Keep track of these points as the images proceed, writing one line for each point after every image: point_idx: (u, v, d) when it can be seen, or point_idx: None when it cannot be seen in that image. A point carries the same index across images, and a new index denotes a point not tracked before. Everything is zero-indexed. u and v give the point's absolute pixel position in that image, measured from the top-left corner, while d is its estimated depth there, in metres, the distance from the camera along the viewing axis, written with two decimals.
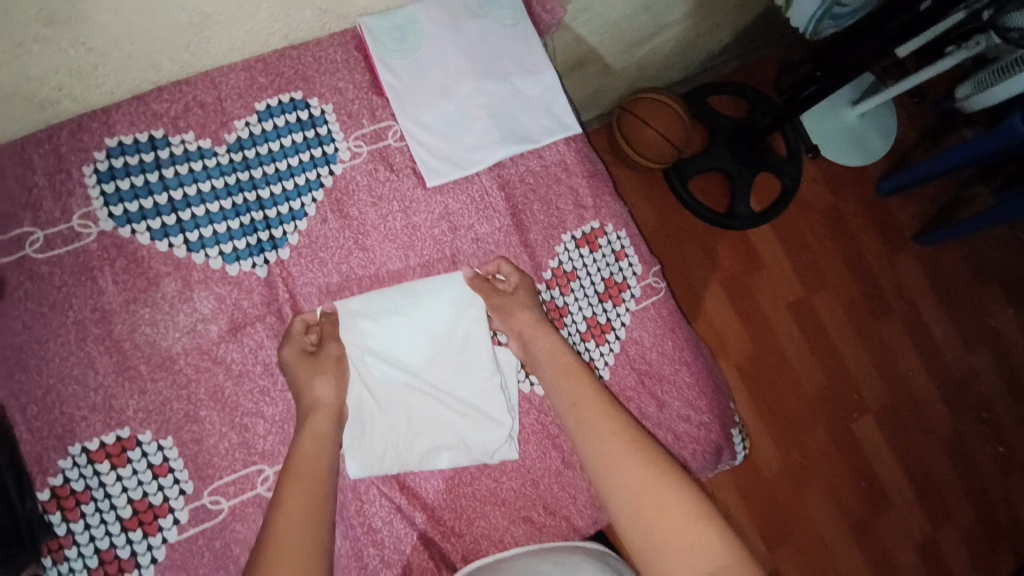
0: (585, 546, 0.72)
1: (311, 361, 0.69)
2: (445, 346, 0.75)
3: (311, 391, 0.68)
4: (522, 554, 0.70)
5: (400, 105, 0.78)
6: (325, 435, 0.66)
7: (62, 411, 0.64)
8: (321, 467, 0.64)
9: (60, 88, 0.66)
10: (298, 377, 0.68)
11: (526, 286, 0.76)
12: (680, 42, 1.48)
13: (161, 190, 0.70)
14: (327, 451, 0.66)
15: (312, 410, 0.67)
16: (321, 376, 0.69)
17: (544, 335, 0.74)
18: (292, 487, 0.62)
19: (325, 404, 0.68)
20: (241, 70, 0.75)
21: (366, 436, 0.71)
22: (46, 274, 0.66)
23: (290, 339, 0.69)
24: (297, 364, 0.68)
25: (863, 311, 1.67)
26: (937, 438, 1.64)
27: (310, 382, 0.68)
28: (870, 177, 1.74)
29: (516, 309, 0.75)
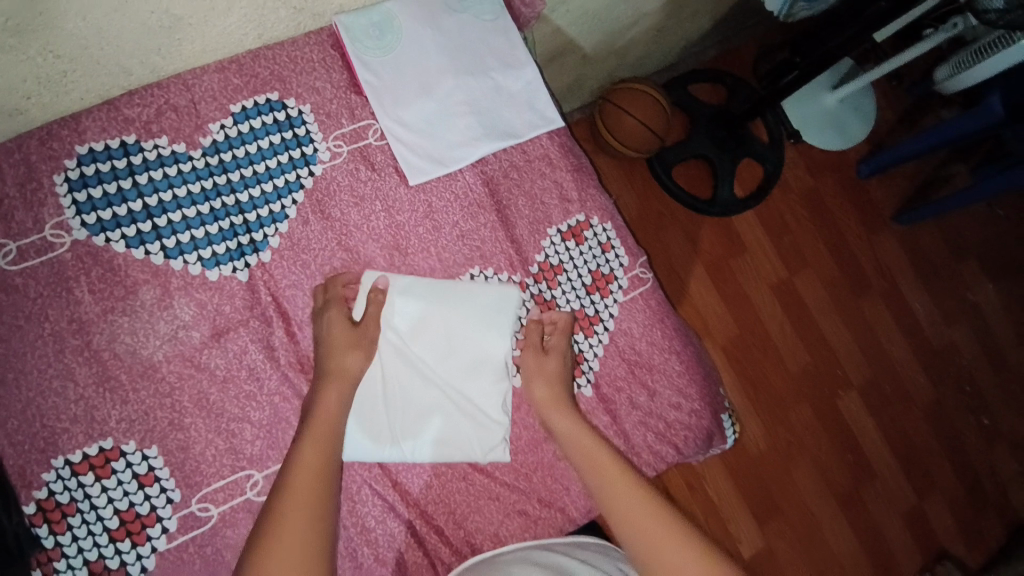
0: (582, 542, 0.74)
1: (350, 330, 0.68)
2: (451, 340, 0.74)
3: (341, 360, 0.67)
4: (523, 549, 0.71)
5: (379, 104, 0.77)
6: (343, 403, 0.65)
7: (43, 424, 0.63)
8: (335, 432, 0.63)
9: (29, 96, 0.64)
10: (331, 341, 0.67)
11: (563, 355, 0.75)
12: (660, 32, 1.48)
13: (135, 196, 0.69)
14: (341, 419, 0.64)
15: (333, 376, 0.66)
16: (354, 352, 0.67)
17: (567, 419, 0.71)
18: (307, 447, 0.60)
19: (348, 377, 0.66)
20: (215, 72, 0.74)
21: (366, 408, 0.71)
22: (21, 286, 0.64)
23: (336, 303, 0.70)
24: (335, 325, 0.68)
25: (847, 292, 1.68)
26: (924, 414, 1.67)
27: (342, 351, 0.67)
28: (850, 161, 1.76)
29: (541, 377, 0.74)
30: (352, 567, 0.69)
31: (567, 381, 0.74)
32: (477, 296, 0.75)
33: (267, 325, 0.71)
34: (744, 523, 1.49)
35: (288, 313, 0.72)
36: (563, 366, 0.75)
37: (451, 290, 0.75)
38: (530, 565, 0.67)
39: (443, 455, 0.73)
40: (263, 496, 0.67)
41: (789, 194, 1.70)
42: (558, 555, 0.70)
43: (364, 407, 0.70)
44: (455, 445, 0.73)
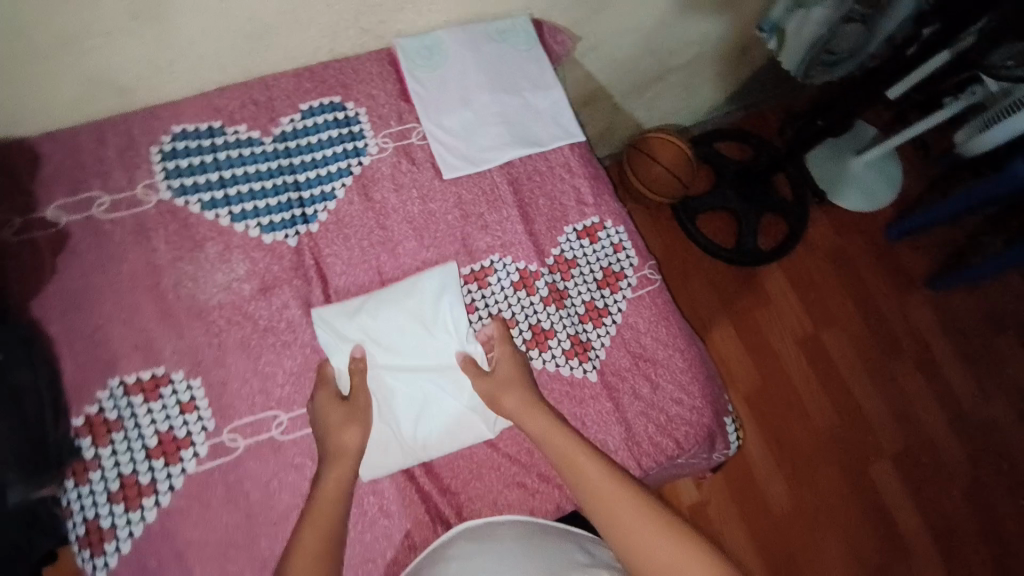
0: (574, 531, 0.72)
1: (342, 407, 0.72)
2: (417, 335, 0.78)
3: (337, 438, 0.70)
4: (518, 523, 0.71)
5: (424, 111, 0.90)
6: (343, 481, 0.67)
7: (107, 347, 0.72)
8: (336, 512, 0.65)
9: (140, 79, 0.79)
10: (325, 420, 0.71)
11: (507, 357, 0.77)
12: (685, 87, 1.61)
13: (214, 169, 0.81)
14: (342, 501, 0.66)
15: (336, 456, 0.69)
16: (349, 425, 0.71)
17: (534, 418, 0.73)
18: (308, 532, 0.63)
19: (347, 454, 0.69)
20: (291, 76, 0.88)
21: (374, 450, 0.74)
22: (109, 231, 0.76)
23: (324, 382, 0.74)
24: (327, 407, 0.72)
25: (875, 351, 1.68)
26: (958, 486, 1.58)
27: (337, 428, 0.71)
28: (872, 218, 1.80)
29: (504, 390, 0.75)
30: (357, 514, 0.73)
31: (523, 377, 0.76)
32: (435, 278, 0.81)
33: (308, 285, 0.80)
34: None
35: (326, 277, 0.81)
36: (518, 369, 0.77)
37: (389, 287, 0.80)
38: (521, 543, 0.67)
39: (453, 443, 0.77)
40: (286, 436, 0.73)
41: (809, 245, 1.75)
42: (553, 534, 0.69)
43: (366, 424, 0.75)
44: (458, 426, 0.77)
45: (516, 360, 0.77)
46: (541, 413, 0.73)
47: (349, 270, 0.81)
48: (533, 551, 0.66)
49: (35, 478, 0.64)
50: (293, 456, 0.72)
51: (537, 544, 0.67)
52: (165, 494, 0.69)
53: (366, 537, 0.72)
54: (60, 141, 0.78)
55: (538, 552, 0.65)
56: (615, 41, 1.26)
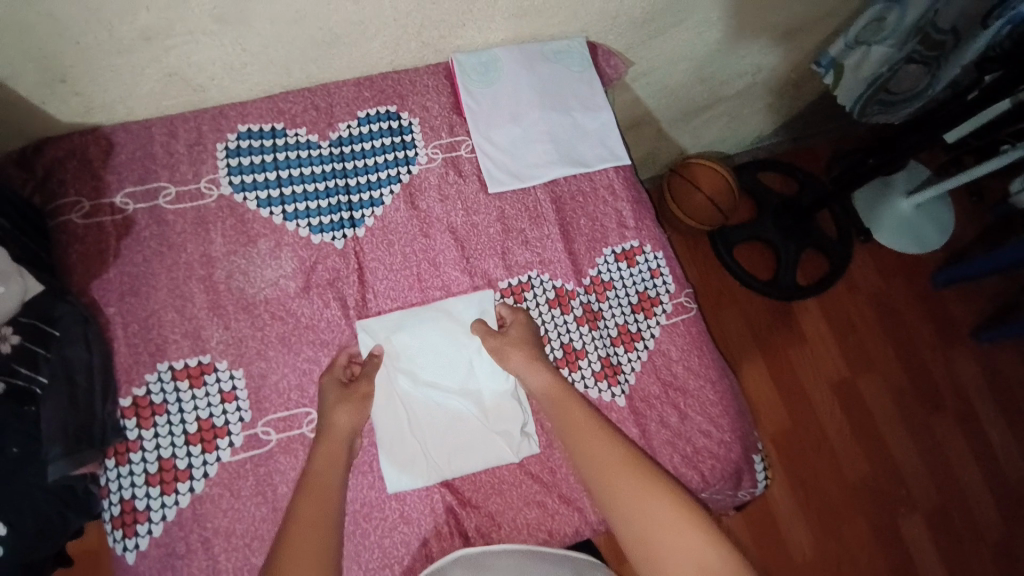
0: (577, 558, 0.71)
1: (343, 391, 0.74)
2: (440, 350, 0.80)
3: (331, 415, 0.72)
4: (512, 552, 0.70)
5: (475, 125, 0.91)
6: (335, 458, 0.68)
7: (159, 332, 0.75)
8: (331, 486, 0.66)
9: (212, 78, 0.83)
10: (329, 402, 0.73)
11: (521, 324, 0.80)
12: (734, 116, 1.60)
13: (273, 168, 0.85)
14: (336, 477, 0.67)
15: (329, 433, 0.70)
16: (343, 405, 0.72)
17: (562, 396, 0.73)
18: (303, 503, 0.64)
19: (340, 433, 0.71)
20: (352, 85, 0.91)
21: (397, 464, 0.75)
22: (171, 221, 0.80)
23: (332, 371, 0.76)
24: (328, 388, 0.74)
25: (912, 399, 1.61)
26: (991, 550, 1.50)
27: (333, 407, 0.72)
28: (920, 262, 1.74)
29: (511, 347, 0.78)
30: (379, 517, 0.74)
31: (532, 339, 0.79)
32: (470, 303, 0.83)
33: (350, 286, 0.82)
34: None
35: (368, 281, 0.83)
36: (527, 332, 0.80)
37: (427, 309, 0.82)
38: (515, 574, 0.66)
39: (477, 464, 0.77)
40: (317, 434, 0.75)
41: (851, 284, 1.70)
42: (547, 564, 0.69)
43: (388, 437, 0.76)
44: (485, 448, 0.78)
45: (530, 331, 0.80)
46: (577, 407, 0.72)
47: (391, 276, 0.83)
48: None
49: (80, 453, 0.66)
50: None
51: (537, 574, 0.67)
52: (199, 480, 0.71)
53: (384, 541, 0.73)
54: (132, 132, 0.83)
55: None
56: (668, 67, 1.27)
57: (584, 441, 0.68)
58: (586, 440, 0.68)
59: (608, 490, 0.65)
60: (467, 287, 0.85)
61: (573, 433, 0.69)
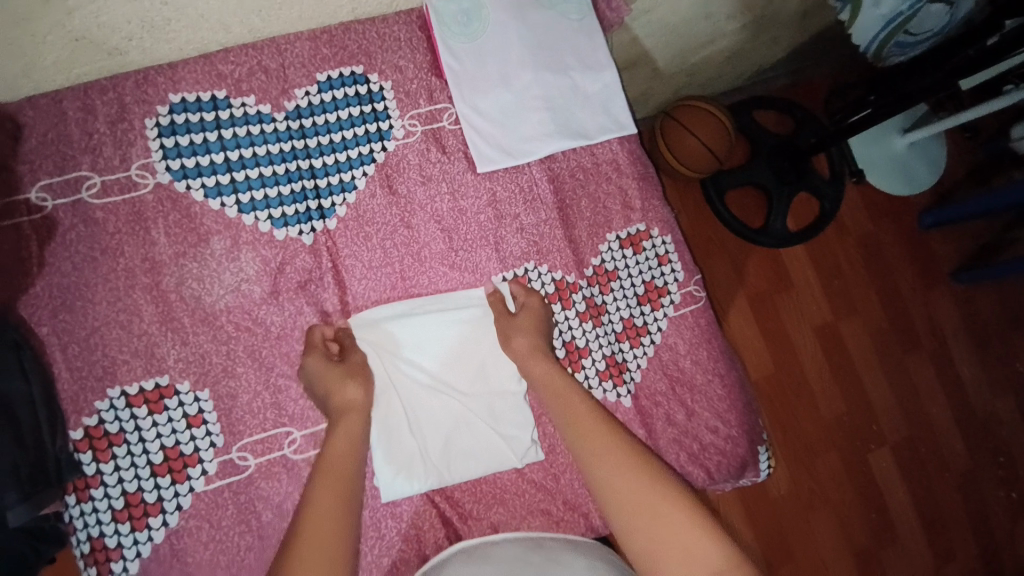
0: (579, 542, 0.69)
1: (341, 366, 0.66)
2: (447, 345, 0.73)
3: (343, 394, 0.64)
4: (511, 542, 0.67)
5: (457, 89, 0.78)
6: (356, 437, 0.63)
7: (105, 353, 0.66)
8: (351, 471, 0.60)
9: (131, 39, 0.67)
10: (325, 380, 0.65)
11: (534, 307, 0.73)
12: (735, 52, 1.46)
13: (220, 149, 0.72)
14: (354, 461, 0.61)
15: (343, 411, 0.64)
16: (352, 380, 0.65)
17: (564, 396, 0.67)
18: (320, 488, 0.58)
19: (355, 409, 0.64)
20: (307, 39, 0.76)
21: (391, 472, 0.69)
22: (102, 219, 0.68)
23: (314, 348, 0.67)
24: (322, 367, 0.65)
25: (892, 344, 1.63)
26: (954, 480, 1.60)
27: (341, 384, 0.65)
28: (912, 208, 1.70)
29: (514, 331, 0.71)
30: (375, 538, 0.69)
31: (545, 329, 0.72)
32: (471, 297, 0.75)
33: (325, 288, 0.72)
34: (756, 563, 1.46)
35: (344, 281, 0.73)
36: (542, 320, 0.73)
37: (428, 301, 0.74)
38: (518, 562, 0.63)
39: (479, 468, 0.72)
40: (299, 455, 0.69)
41: (843, 233, 1.65)
42: (549, 550, 0.66)
43: (383, 442, 0.69)
44: (487, 453, 0.72)
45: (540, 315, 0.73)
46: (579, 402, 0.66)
47: (369, 275, 0.74)
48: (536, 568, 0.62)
49: (37, 496, 0.59)
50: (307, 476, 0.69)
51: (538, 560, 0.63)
52: (172, 513, 0.65)
53: (382, 561, 0.69)
54: (41, 108, 0.68)
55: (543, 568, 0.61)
56: (670, 3, 1.12)
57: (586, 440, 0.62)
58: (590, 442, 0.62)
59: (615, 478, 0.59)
60: (456, 283, 0.76)
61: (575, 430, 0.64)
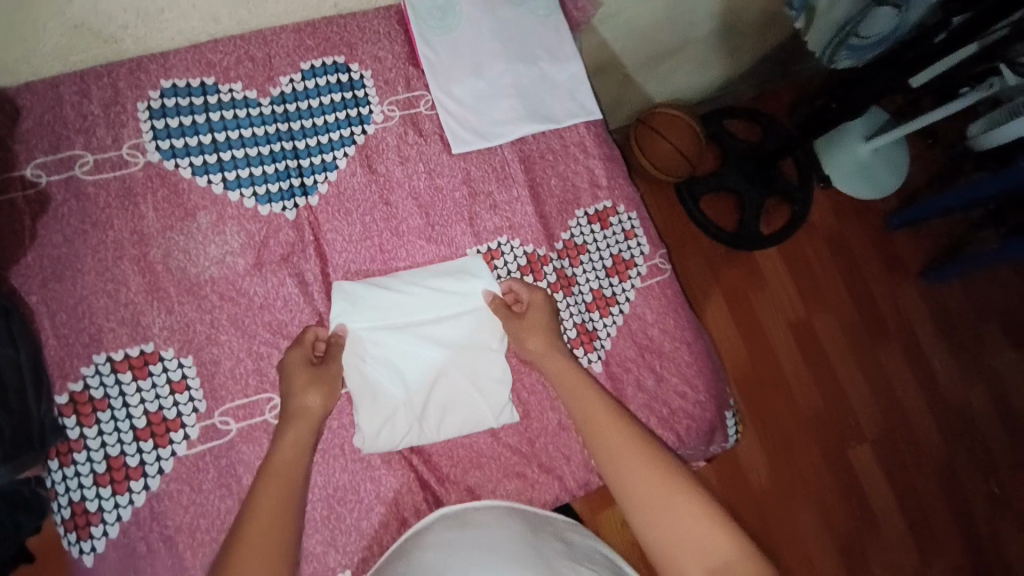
0: (555, 519, 0.71)
1: (311, 368, 0.68)
2: (429, 311, 0.77)
3: (300, 398, 0.67)
4: (495, 509, 0.68)
5: (433, 77, 0.83)
6: (304, 444, 0.64)
7: (92, 321, 0.68)
8: (294, 479, 0.61)
9: (124, 27, 0.71)
10: (290, 383, 0.67)
11: (539, 304, 0.76)
12: (703, 60, 1.54)
13: (207, 130, 0.76)
14: (297, 472, 0.62)
15: (296, 416, 0.66)
16: (314, 387, 0.67)
17: (551, 360, 0.73)
18: (263, 496, 0.59)
19: (308, 416, 0.66)
20: (291, 31, 0.81)
21: (371, 431, 0.72)
22: (92, 195, 0.71)
23: (301, 344, 0.70)
24: (296, 367, 0.68)
25: (863, 337, 1.67)
26: (931, 471, 1.61)
27: (302, 387, 0.67)
28: (878, 212, 1.76)
29: (523, 331, 0.75)
30: (354, 500, 0.71)
31: (553, 326, 0.76)
32: (453, 266, 0.79)
33: (307, 261, 0.76)
34: None
35: (325, 253, 0.77)
36: (545, 314, 0.76)
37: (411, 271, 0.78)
38: (501, 527, 0.65)
39: (459, 428, 0.75)
40: (280, 420, 0.71)
41: (812, 232, 1.72)
42: (529, 521, 0.67)
43: (367, 401, 0.72)
44: (467, 414, 0.75)
45: (544, 313, 0.76)
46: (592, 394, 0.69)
47: (351, 248, 0.77)
48: (517, 536, 0.64)
49: (20, 458, 0.60)
50: None
51: (517, 527, 0.65)
52: (154, 476, 0.67)
53: (361, 522, 0.71)
54: (38, 92, 0.71)
55: (524, 546, 0.61)
56: (636, 8, 1.19)
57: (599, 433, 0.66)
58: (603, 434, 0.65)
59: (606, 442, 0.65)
60: (432, 256, 0.80)
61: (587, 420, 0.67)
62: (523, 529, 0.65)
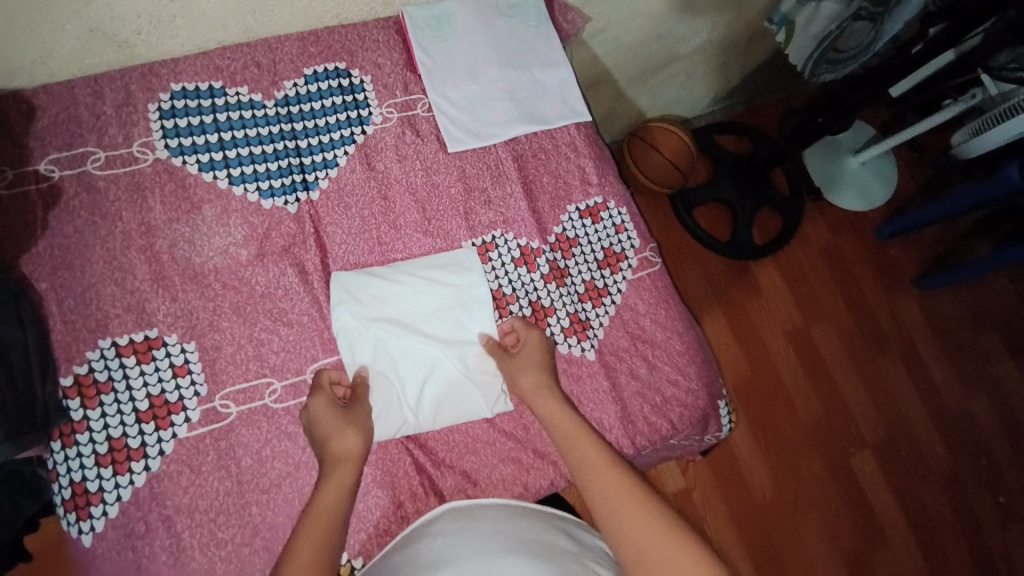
0: (564, 516, 0.70)
1: (343, 411, 0.69)
2: (428, 302, 0.79)
3: (337, 442, 0.67)
4: (501, 506, 0.68)
5: (430, 81, 0.88)
6: (347, 485, 0.64)
7: (98, 307, 0.71)
8: (334, 521, 0.61)
9: (139, 32, 0.76)
10: (324, 427, 0.68)
11: (534, 340, 0.77)
12: (692, 76, 1.59)
13: (214, 130, 0.79)
14: (340, 512, 0.62)
15: (336, 460, 0.66)
16: (348, 429, 0.68)
17: (543, 400, 0.72)
18: (305, 536, 0.59)
19: (350, 457, 0.66)
20: (295, 39, 0.86)
21: (368, 416, 0.73)
22: (103, 188, 0.74)
23: (321, 390, 0.71)
24: (326, 411, 0.69)
25: (862, 346, 1.66)
26: (938, 482, 1.58)
27: (336, 432, 0.67)
28: (869, 223, 1.77)
29: (523, 369, 0.75)
30: None
31: (551, 365, 0.76)
32: (449, 257, 0.82)
33: (307, 251, 0.78)
34: (743, 571, 1.40)
35: (325, 245, 0.79)
36: (543, 353, 0.77)
37: (410, 262, 0.81)
38: (506, 524, 0.64)
39: (455, 417, 0.76)
40: (280, 404, 0.72)
41: (807, 244, 1.72)
42: (538, 521, 0.66)
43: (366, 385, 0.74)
44: (463, 403, 0.76)
45: (543, 350, 0.77)
46: (591, 444, 0.68)
47: (349, 241, 0.80)
48: (521, 533, 0.63)
49: (21, 438, 0.62)
50: (287, 424, 0.72)
51: (526, 526, 0.65)
52: (154, 458, 0.68)
53: (358, 506, 0.71)
54: (54, 94, 0.76)
55: (532, 547, 0.60)
56: (624, 24, 1.25)
57: (601, 489, 0.63)
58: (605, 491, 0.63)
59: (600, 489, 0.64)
60: (429, 249, 0.83)
61: (589, 475, 0.65)
62: (529, 530, 0.64)
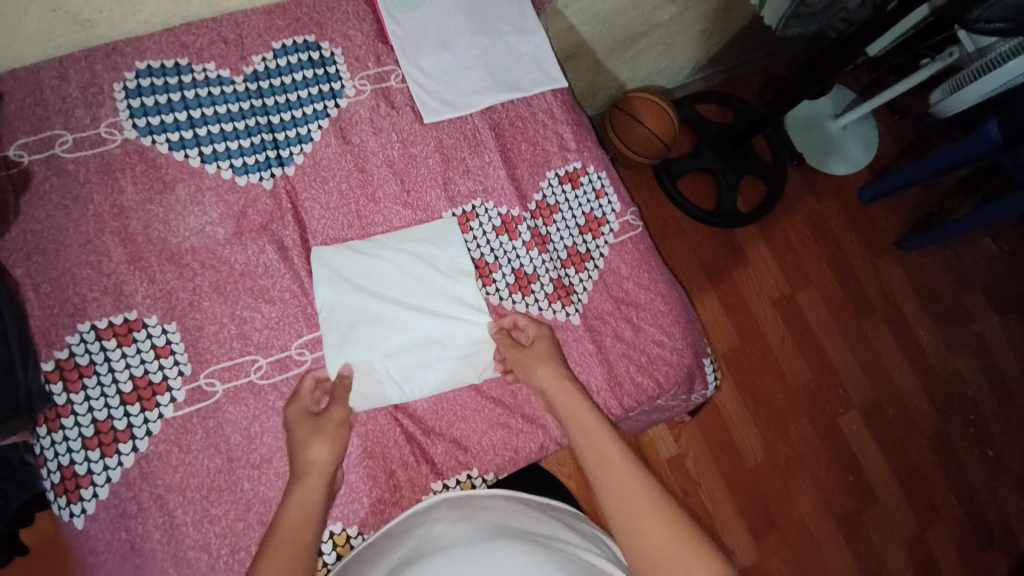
0: (561, 507, 0.71)
1: (312, 420, 0.69)
2: (412, 275, 0.79)
3: (306, 452, 0.66)
4: (495, 497, 0.68)
5: (402, 51, 0.86)
6: (315, 498, 0.63)
7: (75, 291, 0.70)
8: (304, 535, 0.60)
9: (102, 10, 0.74)
10: (296, 437, 0.67)
11: (544, 338, 0.77)
12: (671, 45, 1.58)
13: (183, 108, 0.78)
14: (310, 525, 0.61)
15: (306, 471, 0.65)
16: (317, 438, 0.67)
17: (564, 391, 0.72)
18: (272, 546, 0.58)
19: (319, 468, 0.65)
20: (262, 13, 0.84)
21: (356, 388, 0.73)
22: (72, 170, 0.73)
23: (297, 399, 0.70)
24: (298, 420, 0.68)
25: (848, 311, 1.68)
26: (926, 441, 1.62)
27: (306, 442, 0.66)
28: (852, 186, 1.78)
29: (537, 362, 0.74)
30: None
31: (560, 357, 0.76)
32: (429, 228, 0.82)
33: (285, 227, 0.78)
34: (737, 533, 1.43)
35: (303, 220, 0.79)
36: (551, 346, 0.77)
37: (393, 235, 0.80)
38: (500, 515, 0.65)
39: (441, 387, 0.76)
40: (266, 380, 0.72)
41: (792, 213, 1.72)
42: (534, 511, 0.67)
43: (353, 357, 0.74)
44: (449, 373, 0.77)
45: (553, 351, 0.76)
46: (596, 423, 0.69)
47: (328, 215, 0.79)
48: (513, 524, 0.63)
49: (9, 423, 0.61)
50: (274, 400, 0.72)
51: (521, 516, 0.65)
52: (142, 439, 0.67)
53: (350, 476, 0.72)
54: (20, 78, 0.74)
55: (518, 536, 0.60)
56: None
57: (614, 484, 0.63)
58: (616, 488, 0.62)
59: (602, 465, 0.65)
60: (409, 220, 0.82)
61: (591, 453, 0.66)
62: (522, 519, 0.64)
